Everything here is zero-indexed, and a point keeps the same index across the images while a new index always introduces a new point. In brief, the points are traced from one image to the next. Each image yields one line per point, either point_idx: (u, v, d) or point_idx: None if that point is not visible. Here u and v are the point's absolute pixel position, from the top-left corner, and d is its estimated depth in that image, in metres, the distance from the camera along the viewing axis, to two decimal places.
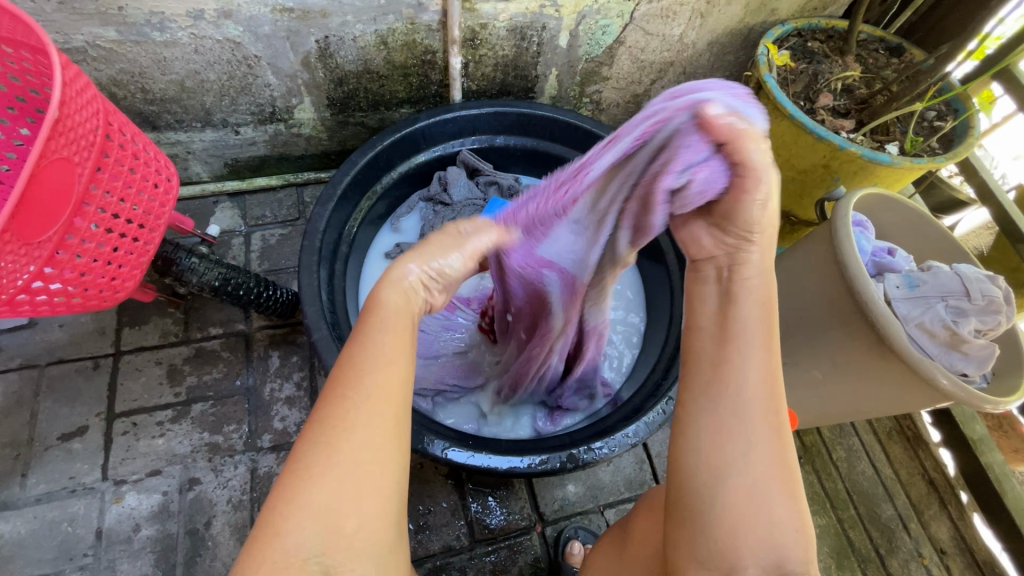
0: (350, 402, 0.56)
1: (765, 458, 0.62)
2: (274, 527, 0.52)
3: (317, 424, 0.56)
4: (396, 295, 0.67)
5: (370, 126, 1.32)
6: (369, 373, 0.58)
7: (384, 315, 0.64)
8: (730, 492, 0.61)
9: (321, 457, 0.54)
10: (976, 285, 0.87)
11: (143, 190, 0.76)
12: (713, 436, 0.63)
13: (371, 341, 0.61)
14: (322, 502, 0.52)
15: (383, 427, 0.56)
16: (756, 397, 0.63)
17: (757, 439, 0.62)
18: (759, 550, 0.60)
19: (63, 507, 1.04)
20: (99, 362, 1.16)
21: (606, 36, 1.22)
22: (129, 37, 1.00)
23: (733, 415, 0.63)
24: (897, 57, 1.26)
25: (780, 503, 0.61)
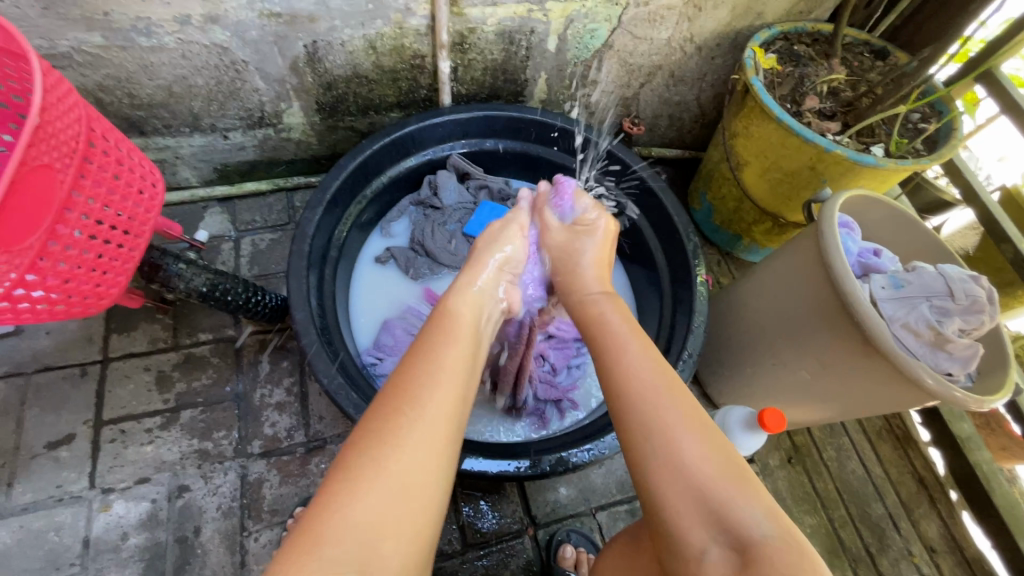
0: (407, 415, 0.56)
1: (691, 438, 0.59)
2: (314, 536, 0.49)
3: (370, 435, 0.55)
4: (465, 298, 0.77)
5: (359, 131, 1.32)
6: (427, 390, 0.59)
7: (447, 327, 0.69)
8: (669, 473, 0.58)
9: (374, 466, 0.53)
10: (960, 285, 0.88)
11: (127, 196, 0.76)
12: (636, 425, 0.62)
13: (433, 358, 0.63)
14: (368, 514, 0.50)
15: (436, 445, 0.56)
16: (650, 380, 0.66)
17: (672, 418, 0.61)
18: (709, 529, 0.54)
19: (50, 516, 1.03)
20: (87, 370, 1.15)
21: (594, 39, 1.23)
22: (115, 42, 1.00)
23: (637, 407, 0.63)
24: (882, 60, 1.28)
25: (710, 474, 0.57)
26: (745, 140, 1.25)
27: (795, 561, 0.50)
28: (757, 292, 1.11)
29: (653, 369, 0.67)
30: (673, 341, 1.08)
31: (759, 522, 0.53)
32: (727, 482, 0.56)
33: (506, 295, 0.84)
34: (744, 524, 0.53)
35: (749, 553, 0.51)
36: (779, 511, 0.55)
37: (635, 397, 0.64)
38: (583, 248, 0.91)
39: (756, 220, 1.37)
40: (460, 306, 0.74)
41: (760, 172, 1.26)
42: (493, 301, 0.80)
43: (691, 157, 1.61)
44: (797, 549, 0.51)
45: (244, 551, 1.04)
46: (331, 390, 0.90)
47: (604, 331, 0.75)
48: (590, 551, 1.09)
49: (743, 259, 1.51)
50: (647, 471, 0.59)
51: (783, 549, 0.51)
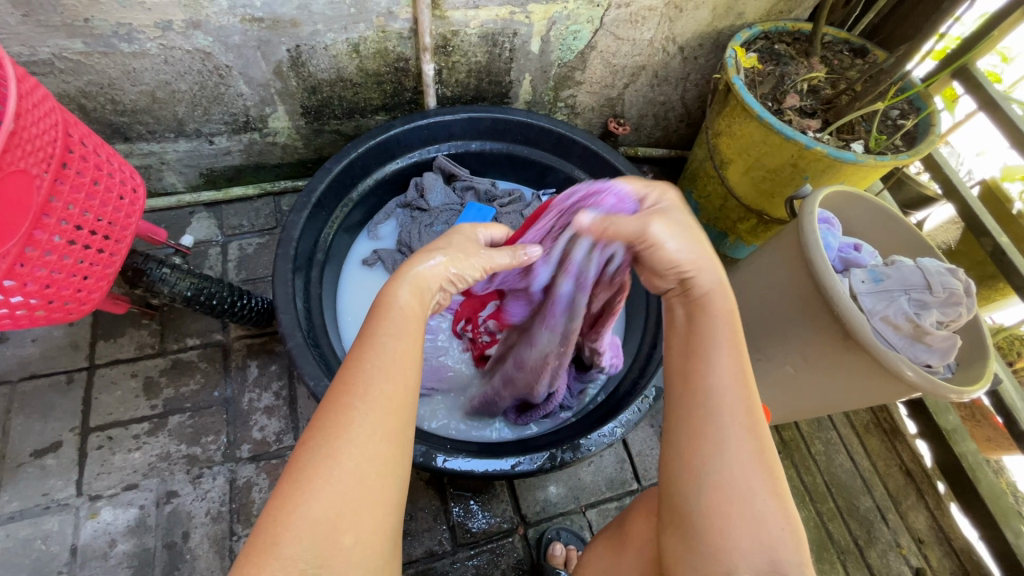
0: (355, 410, 0.56)
1: (755, 471, 0.58)
2: (272, 538, 0.49)
3: (318, 433, 0.54)
4: (411, 286, 0.69)
5: (345, 134, 1.33)
6: (375, 382, 0.58)
7: (394, 320, 0.65)
8: (722, 493, 0.57)
9: (325, 464, 0.52)
10: (937, 278, 0.90)
11: (107, 201, 0.76)
12: (708, 436, 0.59)
13: (377, 348, 0.61)
14: (322, 511, 0.51)
15: (384, 434, 0.56)
16: (735, 390, 0.61)
17: (743, 448, 0.58)
18: (749, 550, 0.55)
19: (36, 524, 1.02)
20: (73, 377, 1.14)
21: (577, 41, 1.24)
22: (96, 48, 1.00)
23: (715, 413, 0.60)
24: (862, 58, 1.30)
25: (769, 508, 0.57)
26: (727, 138, 1.26)
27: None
28: (742, 286, 1.12)
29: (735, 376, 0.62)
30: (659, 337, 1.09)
31: (795, 561, 0.55)
32: (774, 510, 0.57)
33: (449, 292, 0.77)
34: (784, 561, 0.55)
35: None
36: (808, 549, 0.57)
37: (713, 395, 0.61)
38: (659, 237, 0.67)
39: (741, 217, 1.38)
40: (405, 296, 0.68)
41: (743, 169, 1.27)
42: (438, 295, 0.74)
43: (676, 156, 1.62)
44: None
45: (234, 555, 1.04)
46: (317, 392, 0.90)
47: (704, 328, 0.65)
48: (579, 549, 1.09)
49: (729, 256, 1.52)
50: (702, 482, 0.59)
51: None
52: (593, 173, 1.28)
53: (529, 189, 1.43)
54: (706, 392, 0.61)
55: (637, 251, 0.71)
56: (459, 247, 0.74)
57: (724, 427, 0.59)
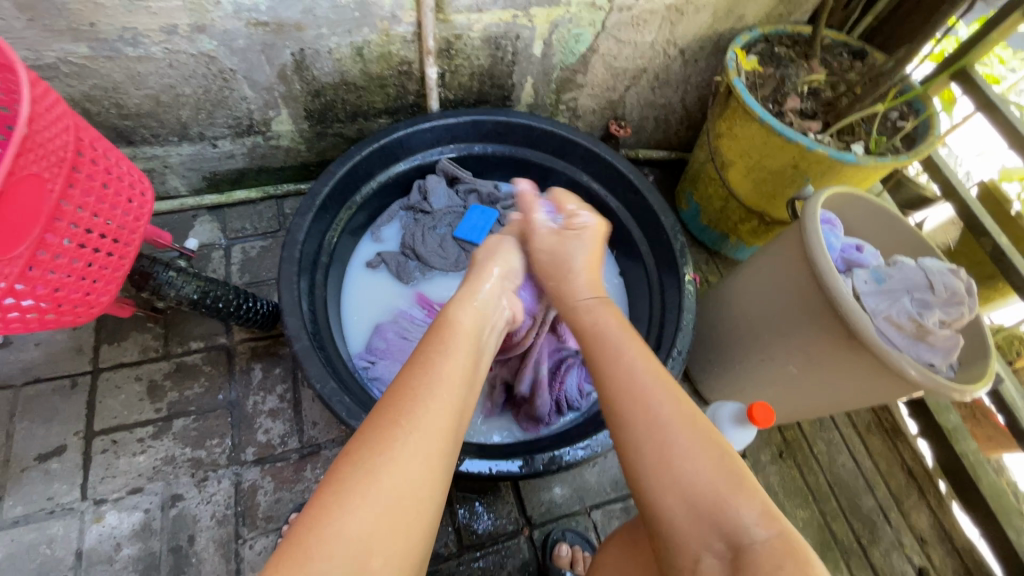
0: (401, 428, 0.57)
1: (687, 439, 0.60)
2: (306, 551, 0.49)
3: (363, 446, 0.56)
4: (468, 309, 0.77)
5: (348, 137, 1.33)
6: (421, 401, 0.60)
7: (447, 340, 0.70)
8: (663, 478, 0.59)
9: (367, 479, 0.53)
10: (939, 278, 0.91)
11: (116, 205, 0.76)
12: (634, 428, 0.63)
13: (428, 368, 0.64)
14: (359, 528, 0.51)
15: (428, 457, 0.57)
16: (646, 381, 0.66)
17: (665, 422, 0.62)
18: (703, 530, 0.56)
19: (41, 529, 1.02)
20: (77, 381, 1.14)
21: (579, 44, 1.24)
22: (101, 52, 1.00)
23: (632, 399, 0.64)
24: (861, 61, 1.31)
25: (711, 484, 0.58)
26: (729, 140, 1.27)
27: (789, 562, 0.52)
28: (745, 289, 1.12)
29: (646, 362, 0.69)
30: (663, 338, 1.09)
31: (753, 525, 0.55)
32: (720, 479, 0.58)
33: (509, 302, 0.86)
34: (739, 530, 0.55)
35: (741, 558, 0.54)
36: (774, 511, 0.57)
37: (624, 385, 0.66)
38: (574, 250, 0.92)
39: (742, 219, 1.39)
40: (462, 317, 0.75)
41: (745, 171, 1.28)
42: (495, 314, 0.82)
43: (677, 158, 1.63)
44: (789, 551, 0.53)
45: (239, 559, 1.04)
46: (324, 395, 0.91)
47: (600, 338, 0.74)
48: (585, 549, 1.09)
49: (730, 258, 1.53)
50: (642, 472, 0.61)
51: (776, 554, 0.53)
52: (595, 176, 1.29)
53: None
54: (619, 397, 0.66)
55: (562, 274, 0.89)
56: (494, 255, 0.90)
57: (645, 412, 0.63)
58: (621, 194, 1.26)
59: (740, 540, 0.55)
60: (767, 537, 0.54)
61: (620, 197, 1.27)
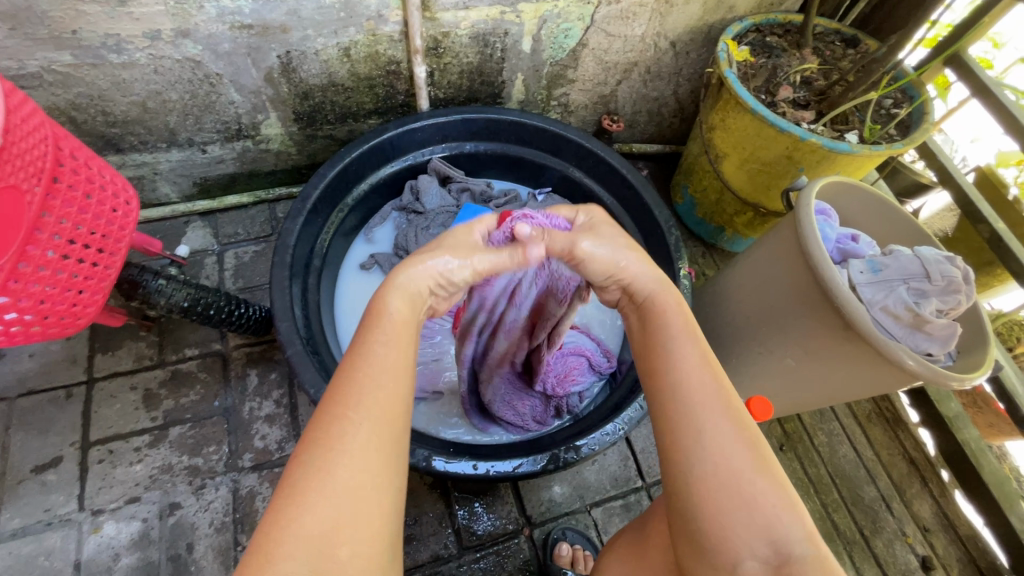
0: (348, 422, 0.56)
1: (739, 449, 0.58)
2: (265, 554, 0.49)
3: (311, 447, 0.54)
4: (403, 298, 0.68)
5: (339, 139, 1.32)
6: (364, 395, 0.58)
7: (381, 327, 0.65)
8: (709, 465, 0.57)
9: (316, 478, 0.53)
10: (935, 266, 0.90)
11: (100, 215, 0.75)
12: (690, 442, 0.59)
13: (367, 358, 0.61)
14: (318, 525, 0.51)
15: (380, 446, 0.56)
16: (708, 388, 0.62)
17: (719, 423, 0.59)
18: (750, 535, 0.55)
19: (39, 540, 1.02)
20: (72, 391, 1.14)
21: (569, 39, 1.23)
22: (85, 60, 0.99)
23: (687, 400, 0.61)
24: (853, 49, 1.30)
25: (759, 484, 0.56)
26: (722, 132, 1.26)
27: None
28: (742, 280, 1.11)
29: (693, 356, 0.64)
30: None
31: (797, 533, 0.55)
32: (770, 489, 0.56)
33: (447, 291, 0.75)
34: (785, 539, 0.54)
35: (788, 566, 0.53)
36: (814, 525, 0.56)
37: (669, 385, 0.63)
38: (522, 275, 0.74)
39: (738, 211, 1.38)
40: (395, 302, 0.67)
41: (738, 163, 1.27)
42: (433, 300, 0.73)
43: (671, 151, 1.62)
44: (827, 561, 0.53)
45: (239, 565, 1.04)
46: (318, 399, 0.90)
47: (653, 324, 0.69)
48: (586, 548, 1.09)
49: (727, 250, 1.52)
50: (690, 465, 0.58)
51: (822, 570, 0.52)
52: (588, 172, 1.28)
53: (525, 188, 1.42)
54: (673, 400, 0.62)
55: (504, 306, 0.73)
56: (442, 243, 0.73)
57: (693, 418, 0.60)
58: (615, 190, 1.25)
59: (783, 549, 0.54)
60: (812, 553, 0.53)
61: (614, 192, 1.26)
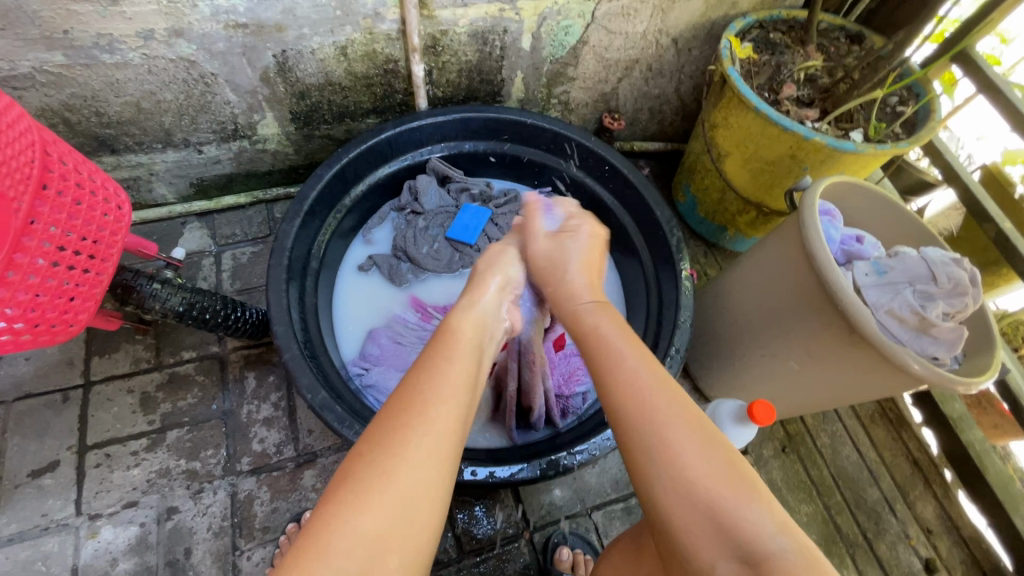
0: (413, 428, 0.55)
1: (699, 454, 0.56)
2: (316, 554, 0.48)
3: (377, 447, 0.54)
4: (469, 316, 0.74)
5: (336, 138, 1.31)
6: (432, 401, 0.58)
7: (450, 344, 0.68)
8: (671, 475, 0.55)
9: (379, 479, 0.52)
10: (942, 269, 0.88)
11: (90, 220, 0.74)
12: (653, 454, 0.57)
13: (436, 371, 0.62)
14: (372, 528, 0.49)
15: (443, 451, 0.56)
16: (663, 402, 0.60)
17: (677, 431, 0.58)
18: (718, 543, 0.52)
19: (36, 545, 1.01)
20: (69, 395, 1.13)
21: (569, 36, 1.21)
22: (77, 60, 0.98)
23: (642, 409, 0.60)
24: (858, 45, 1.27)
25: (732, 502, 0.53)
26: (724, 131, 1.24)
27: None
28: (745, 281, 1.10)
29: (645, 366, 0.64)
30: (660, 337, 1.07)
31: (772, 533, 0.51)
32: (744, 503, 0.53)
33: (511, 313, 0.82)
34: (757, 538, 0.51)
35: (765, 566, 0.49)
36: (789, 519, 0.53)
37: (627, 397, 0.62)
38: (570, 252, 0.86)
39: (740, 210, 1.36)
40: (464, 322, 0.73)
41: (741, 162, 1.25)
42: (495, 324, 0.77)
43: (673, 149, 1.60)
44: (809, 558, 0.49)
45: (237, 570, 1.03)
46: (315, 404, 0.89)
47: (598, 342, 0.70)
48: (586, 552, 1.08)
49: (729, 250, 1.51)
50: (655, 478, 0.56)
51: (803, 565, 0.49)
52: (589, 171, 1.26)
53: (525, 187, 1.40)
54: (632, 412, 0.60)
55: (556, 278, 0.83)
56: (495, 265, 0.85)
57: (656, 430, 0.58)
58: (616, 189, 1.24)
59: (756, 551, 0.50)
60: (790, 548, 0.50)
61: (615, 192, 1.24)
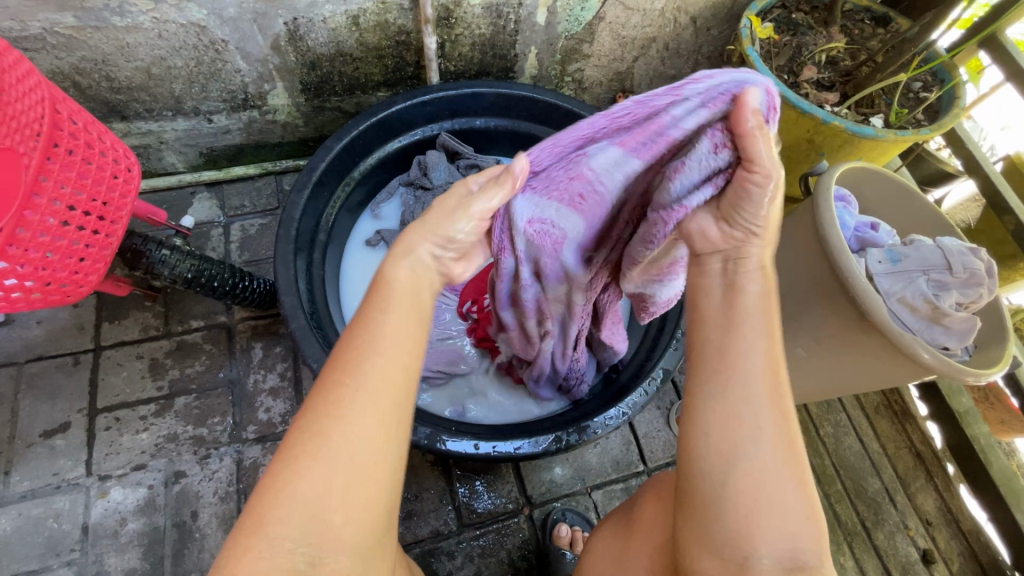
0: (347, 390, 0.53)
1: (790, 483, 0.54)
2: (263, 515, 0.50)
3: (312, 412, 0.52)
4: (410, 269, 0.61)
5: (346, 111, 1.29)
6: (368, 362, 0.54)
7: (392, 298, 0.59)
8: (753, 499, 0.53)
9: (316, 443, 0.51)
10: (958, 258, 0.86)
11: (99, 181, 0.74)
12: (744, 472, 0.53)
13: (371, 328, 0.56)
14: (314, 491, 0.50)
15: (376, 428, 0.53)
16: (770, 424, 0.54)
17: (772, 453, 0.54)
18: (773, 552, 0.53)
19: (47, 503, 1.04)
20: (80, 358, 1.15)
21: (585, 11, 1.19)
22: (87, 22, 0.97)
23: (745, 420, 0.54)
24: (884, 28, 1.24)
25: (802, 523, 0.54)
26: None
27: None
28: None
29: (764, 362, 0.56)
30: (667, 318, 1.06)
31: (819, 555, 0.54)
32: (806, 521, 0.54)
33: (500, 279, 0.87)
34: (805, 554, 0.54)
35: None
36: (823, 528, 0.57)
37: (738, 408, 0.54)
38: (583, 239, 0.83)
39: None
40: (400, 274, 0.60)
41: None
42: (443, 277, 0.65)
43: None
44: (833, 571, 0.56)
45: None
46: (321, 374, 0.90)
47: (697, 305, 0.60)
48: (585, 530, 1.09)
49: None
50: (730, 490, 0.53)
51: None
52: None
53: None
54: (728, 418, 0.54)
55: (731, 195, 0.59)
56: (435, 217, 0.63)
57: (756, 450, 0.54)
58: None
59: (802, 562, 0.54)
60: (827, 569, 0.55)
61: None
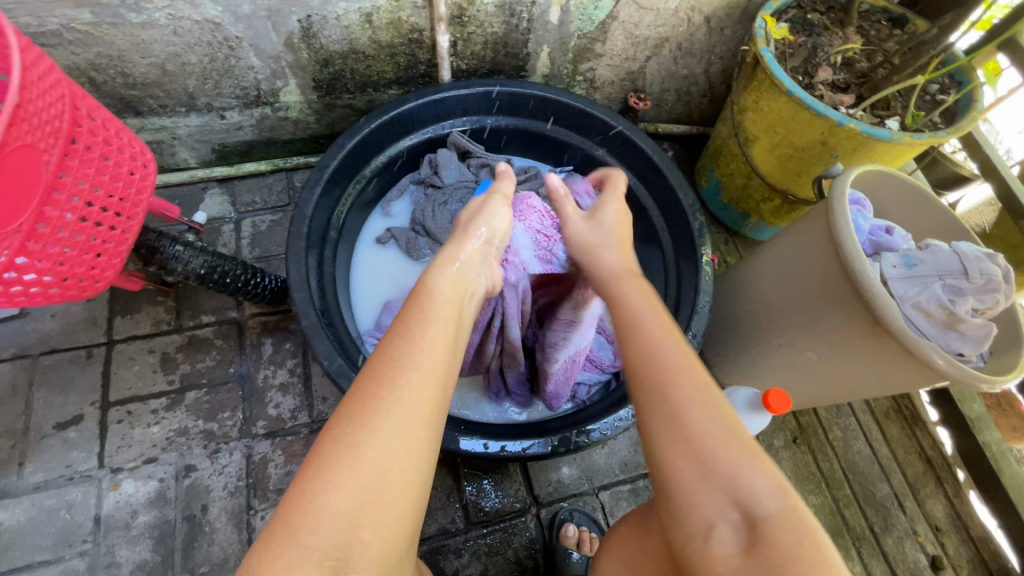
0: (383, 401, 0.55)
1: (716, 426, 0.57)
2: (291, 526, 0.49)
3: (344, 421, 0.54)
4: (448, 275, 0.73)
5: (358, 109, 1.30)
6: (403, 373, 0.58)
7: (428, 308, 0.66)
8: (679, 439, 0.57)
9: (349, 454, 0.52)
10: (974, 264, 0.85)
11: (117, 177, 0.75)
12: (666, 413, 0.59)
13: (409, 339, 0.61)
14: (344, 501, 0.51)
15: (411, 430, 0.55)
16: (684, 373, 0.62)
17: (691, 396, 0.60)
18: (714, 499, 0.54)
19: (60, 494, 1.05)
20: (92, 352, 1.16)
21: (599, 10, 1.18)
22: (104, 18, 0.97)
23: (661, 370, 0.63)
24: (901, 28, 1.22)
25: (742, 469, 0.54)
26: (754, 114, 1.21)
27: (798, 544, 0.49)
28: (766, 269, 1.08)
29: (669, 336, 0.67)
30: (678, 320, 1.06)
31: (768, 499, 0.53)
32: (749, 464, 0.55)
33: (491, 269, 0.81)
34: (751, 499, 0.53)
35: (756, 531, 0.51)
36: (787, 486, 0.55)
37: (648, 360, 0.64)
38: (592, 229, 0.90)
39: (765, 197, 1.33)
40: (440, 285, 0.70)
41: (769, 147, 1.22)
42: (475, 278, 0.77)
43: (698, 133, 1.57)
44: (802, 524, 0.51)
45: (251, 528, 1.06)
46: (332, 371, 0.90)
47: (627, 313, 0.72)
48: (592, 530, 1.09)
49: (750, 238, 1.48)
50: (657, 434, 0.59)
51: (790, 528, 0.50)
52: (612, 151, 1.24)
53: (546, 166, 1.39)
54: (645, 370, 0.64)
55: None
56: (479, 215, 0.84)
57: (671, 396, 0.60)
58: (639, 171, 1.21)
59: (751, 512, 0.52)
60: (780, 510, 0.52)
61: (638, 173, 1.22)
